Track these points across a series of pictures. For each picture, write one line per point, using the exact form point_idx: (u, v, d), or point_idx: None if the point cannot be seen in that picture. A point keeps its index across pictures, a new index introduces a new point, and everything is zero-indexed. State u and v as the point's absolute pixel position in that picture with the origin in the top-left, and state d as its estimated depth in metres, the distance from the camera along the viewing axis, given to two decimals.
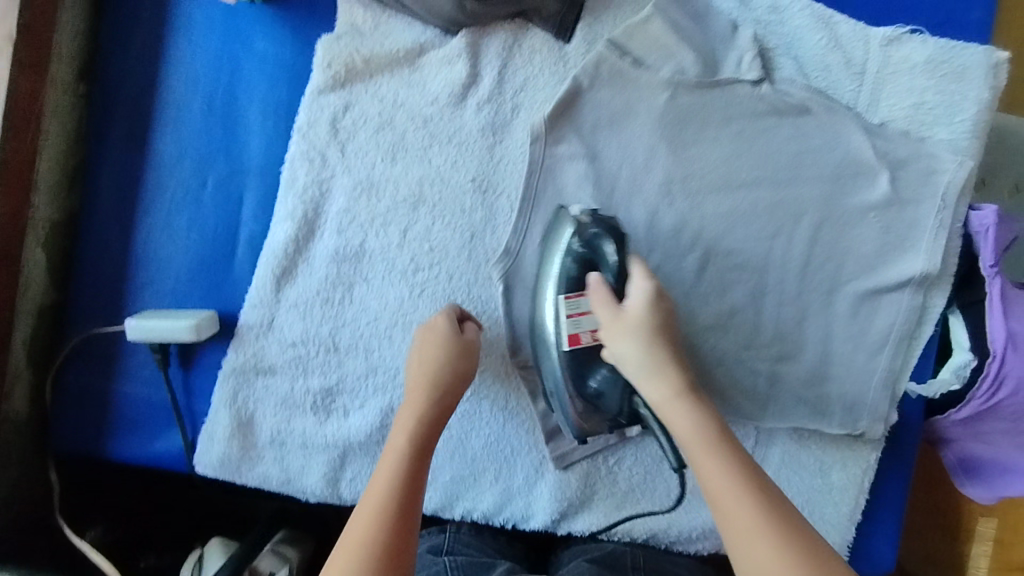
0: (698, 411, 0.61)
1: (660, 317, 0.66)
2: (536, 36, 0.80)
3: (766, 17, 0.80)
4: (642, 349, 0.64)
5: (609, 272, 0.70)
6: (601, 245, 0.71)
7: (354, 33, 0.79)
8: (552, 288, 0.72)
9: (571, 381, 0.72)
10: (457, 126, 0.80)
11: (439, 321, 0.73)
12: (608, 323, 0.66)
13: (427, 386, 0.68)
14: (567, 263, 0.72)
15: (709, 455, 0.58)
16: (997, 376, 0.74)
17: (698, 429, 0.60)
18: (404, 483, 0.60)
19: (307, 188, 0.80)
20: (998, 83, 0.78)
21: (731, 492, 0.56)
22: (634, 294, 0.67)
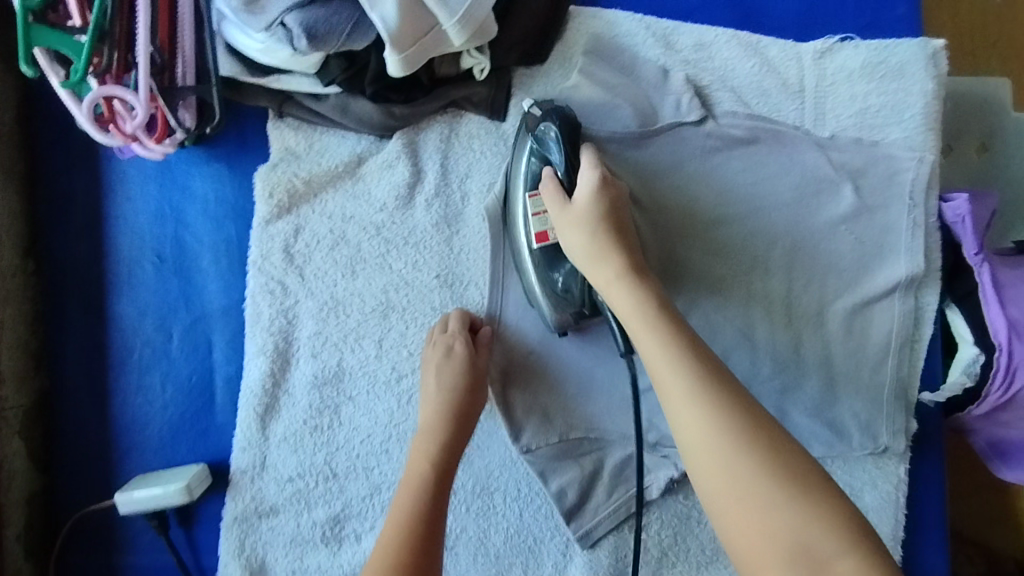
0: (639, 292, 0.62)
1: (604, 208, 0.67)
2: (471, 120, 0.78)
3: (694, 55, 0.79)
4: (585, 238, 0.66)
5: (560, 164, 0.70)
6: (546, 133, 0.71)
7: (289, 157, 0.78)
8: (519, 185, 0.73)
9: (540, 275, 0.72)
10: (410, 226, 0.79)
11: (451, 326, 0.75)
12: (557, 218, 0.69)
13: (449, 409, 0.71)
14: (528, 164, 0.73)
15: (647, 330, 0.60)
16: (1010, 366, 0.71)
17: (643, 309, 0.61)
18: (425, 509, 0.64)
19: (273, 320, 0.78)
20: (939, 71, 0.77)
21: (659, 346, 0.58)
22: (582, 184, 0.68)
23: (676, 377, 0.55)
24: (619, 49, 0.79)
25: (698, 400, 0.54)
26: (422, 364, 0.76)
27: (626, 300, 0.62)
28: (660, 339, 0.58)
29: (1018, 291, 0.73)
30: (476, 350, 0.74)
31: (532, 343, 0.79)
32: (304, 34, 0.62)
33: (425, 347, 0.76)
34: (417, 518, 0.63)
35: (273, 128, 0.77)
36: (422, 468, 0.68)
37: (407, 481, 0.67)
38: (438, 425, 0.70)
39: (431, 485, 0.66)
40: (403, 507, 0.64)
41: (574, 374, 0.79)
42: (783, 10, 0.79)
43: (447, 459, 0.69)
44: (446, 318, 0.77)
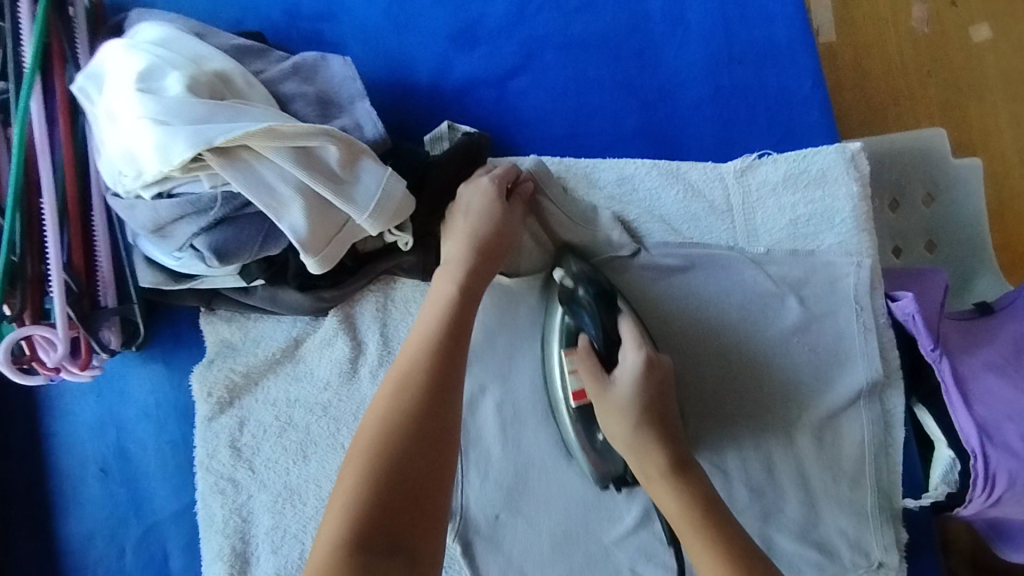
0: (686, 492, 0.61)
1: (649, 395, 0.66)
2: (405, 285, 0.78)
3: (618, 190, 0.79)
4: (630, 431, 0.65)
5: (595, 334, 0.69)
6: (581, 305, 0.70)
7: (226, 350, 0.76)
8: (555, 345, 0.74)
9: (580, 437, 0.73)
10: (358, 401, 0.76)
11: (495, 176, 0.72)
12: (595, 400, 0.67)
13: (476, 248, 0.68)
14: (562, 326, 0.74)
15: (693, 529, 0.59)
16: (987, 474, 0.68)
17: (696, 516, 0.60)
18: (450, 330, 0.62)
19: (227, 521, 0.75)
20: (862, 173, 0.78)
21: (713, 563, 0.57)
22: (625, 364, 0.67)
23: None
24: None
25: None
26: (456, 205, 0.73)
27: (671, 500, 0.62)
28: (714, 556, 0.57)
29: (983, 385, 0.72)
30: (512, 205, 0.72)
31: (497, 505, 0.76)
32: (214, 254, 0.62)
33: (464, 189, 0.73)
34: (436, 358, 0.59)
35: (205, 322, 0.76)
36: (431, 331, 0.62)
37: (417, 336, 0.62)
38: (451, 287, 0.65)
39: (440, 351, 0.60)
40: (415, 356, 0.60)
41: (545, 531, 0.75)
42: (696, 134, 0.80)
43: (470, 294, 0.66)
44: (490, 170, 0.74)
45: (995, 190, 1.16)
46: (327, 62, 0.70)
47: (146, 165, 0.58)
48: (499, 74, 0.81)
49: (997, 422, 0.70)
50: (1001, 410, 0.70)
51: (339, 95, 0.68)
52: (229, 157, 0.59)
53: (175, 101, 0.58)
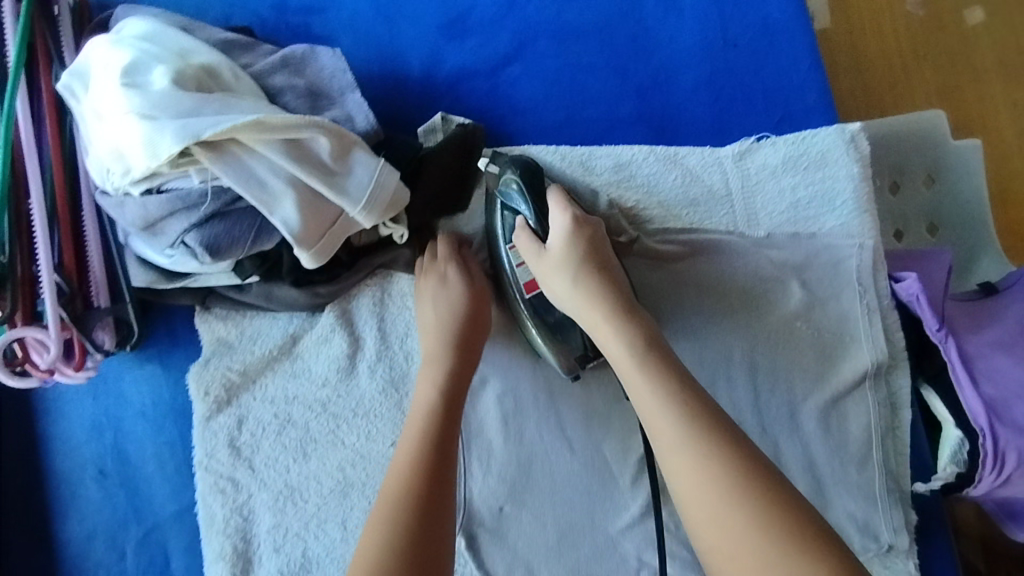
0: (620, 317, 0.62)
1: (584, 245, 0.66)
2: (401, 279, 0.77)
3: (615, 176, 0.77)
4: (568, 284, 0.65)
5: (529, 213, 0.70)
6: (508, 184, 0.71)
7: (222, 348, 0.75)
8: (501, 243, 0.73)
9: (540, 325, 0.72)
10: (357, 397, 0.76)
11: (439, 254, 0.73)
12: (537, 265, 0.68)
13: (451, 342, 0.68)
14: (501, 220, 0.73)
15: (617, 341, 0.60)
16: (998, 453, 0.67)
17: (633, 341, 0.59)
18: (438, 436, 0.61)
19: (228, 521, 0.74)
20: (862, 153, 0.77)
21: (655, 400, 0.55)
22: (556, 228, 0.67)
23: (669, 426, 0.53)
24: None
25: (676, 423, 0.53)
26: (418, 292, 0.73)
27: (608, 335, 0.61)
28: (643, 371, 0.57)
29: (990, 363, 0.71)
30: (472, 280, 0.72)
31: (500, 497, 0.75)
32: (206, 250, 0.61)
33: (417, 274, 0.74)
34: (425, 466, 0.58)
35: (200, 320, 0.75)
36: (429, 404, 0.63)
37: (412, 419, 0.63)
38: (435, 365, 0.67)
39: (430, 459, 0.59)
40: (410, 444, 0.60)
41: (550, 522, 0.75)
42: (692, 118, 0.79)
43: (454, 394, 0.65)
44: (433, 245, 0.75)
45: (993, 170, 1.16)
46: (316, 54, 0.68)
47: (133, 161, 0.57)
48: (492, 62, 0.80)
49: (1005, 401, 0.69)
50: (1010, 388, 0.69)
51: (329, 87, 0.67)
52: (218, 151, 0.58)
53: (161, 96, 0.57)
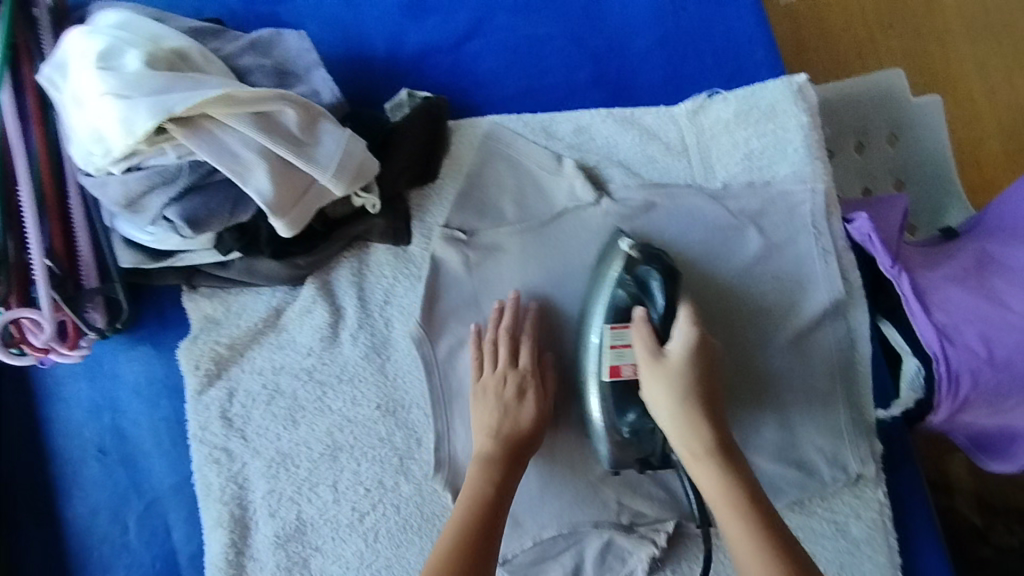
0: (752, 507, 0.58)
1: (701, 371, 0.65)
2: (378, 249, 0.80)
3: (576, 140, 0.81)
4: (672, 403, 0.64)
5: (657, 306, 0.69)
6: (650, 279, 0.70)
7: (210, 325, 0.79)
8: (598, 318, 0.72)
9: (609, 414, 0.71)
10: (341, 364, 0.79)
11: (521, 361, 0.74)
12: (649, 370, 0.67)
13: (505, 446, 0.70)
14: (613, 295, 0.72)
15: (752, 550, 0.55)
16: (950, 375, 0.71)
17: (776, 560, 0.54)
18: (485, 523, 0.64)
19: (224, 489, 0.78)
20: (810, 104, 0.80)
21: (712, 482, 0.61)
22: (678, 339, 0.67)
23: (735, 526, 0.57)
24: (504, 150, 0.81)
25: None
26: (477, 393, 0.75)
27: (741, 531, 0.57)
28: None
29: (943, 294, 0.75)
30: (534, 384, 0.74)
31: None
32: (186, 222, 0.64)
33: (486, 371, 0.75)
34: (469, 545, 0.61)
35: (187, 300, 0.79)
36: (483, 494, 0.66)
37: (460, 505, 0.66)
38: (493, 460, 0.69)
39: (474, 539, 0.62)
40: (457, 526, 0.64)
41: (533, 473, 0.78)
42: (647, 80, 0.83)
43: (503, 490, 0.68)
44: (513, 347, 0.75)
45: (963, 129, 1.20)
46: (282, 37, 0.72)
47: (112, 140, 0.61)
48: (453, 38, 0.83)
49: (956, 325, 0.72)
50: (959, 314, 0.73)
51: (295, 66, 0.71)
52: (191, 127, 0.61)
53: (134, 77, 0.60)
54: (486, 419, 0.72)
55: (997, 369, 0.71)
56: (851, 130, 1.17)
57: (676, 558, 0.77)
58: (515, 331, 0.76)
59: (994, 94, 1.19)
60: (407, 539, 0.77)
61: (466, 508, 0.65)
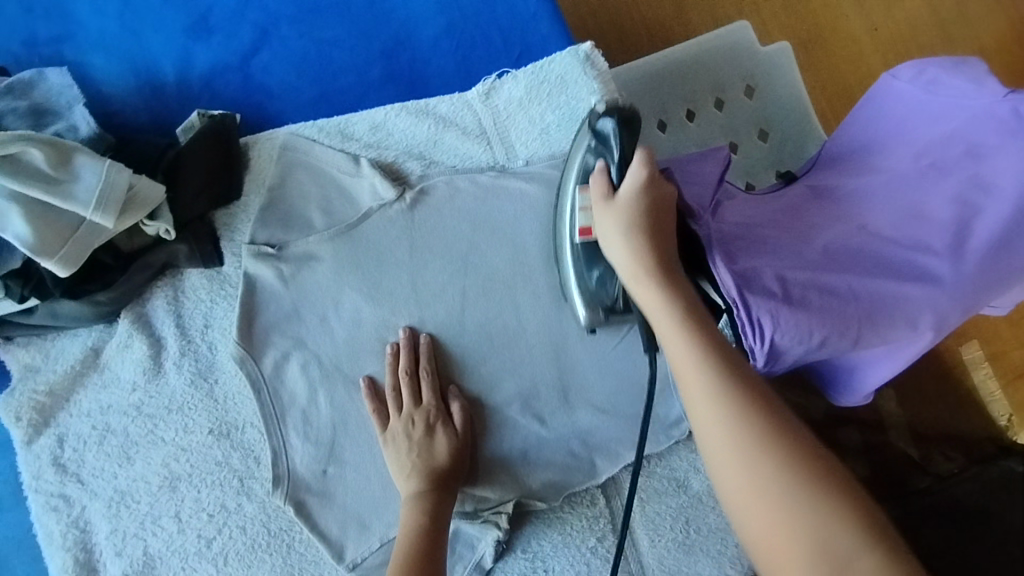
0: (698, 331, 0.55)
1: (653, 203, 0.63)
2: (192, 276, 0.80)
3: (373, 138, 0.81)
4: (629, 246, 0.63)
5: (614, 164, 0.69)
6: (606, 128, 0.70)
7: (29, 373, 0.79)
8: (571, 179, 0.74)
9: (578, 267, 0.73)
10: (168, 394, 0.79)
11: (425, 398, 0.75)
12: (601, 210, 0.66)
13: (427, 478, 0.71)
14: (584, 158, 0.73)
15: (686, 351, 0.55)
16: (752, 317, 0.71)
17: (716, 369, 0.52)
18: (426, 546, 0.65)
19: (66, 535, 0.77)
20: (600, 69, 0.81)
21: (687, 351, 0.54)
22: (631, 177, 0.65)
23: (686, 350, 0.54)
24: (301, 160, 0.80)
25: (745, 452, 0.48)
26: (387, 440, 0.74)
27: (682, 349, 0.55)
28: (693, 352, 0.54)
29: (741, 244, 0.76)
30: (445, 420, 0.75)
31: (322, 460, 0.78)
32: None
33: (393, 418, 0.74)
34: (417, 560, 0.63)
35: (4, 351, 0.79)
36: (417, 526, 0.67)
37: (402, 533, 0.67)
38: (422, 495, 0.70)
39: (418, 558, 0.64)
40: (404, 547, 0.65)
41: (374, 476, 0.77)
42: (438, 70, 0.84)
43: (439, 514, 0.69)
44: (417, 385, 0.76)
45: (851, 67, 1.24)
46: (44, 77, 0.73)
47: None
48: (240, 53, 0.83)
49: (754, 269, 0.73)
50: (759, 259, 0.74)
51: (57, 103, 0.73)
52: None
53: None
54: (404, 458, 0.72)
55: (794, 305, 0.70)
56: (711, 84, 1.16)
57: (523, 537, 0.79)
58: (417, 371, 0.76)
59: (876, 30, 1.24)
60: (257, 558, 0.77)
61: (407, 534, 0.67)
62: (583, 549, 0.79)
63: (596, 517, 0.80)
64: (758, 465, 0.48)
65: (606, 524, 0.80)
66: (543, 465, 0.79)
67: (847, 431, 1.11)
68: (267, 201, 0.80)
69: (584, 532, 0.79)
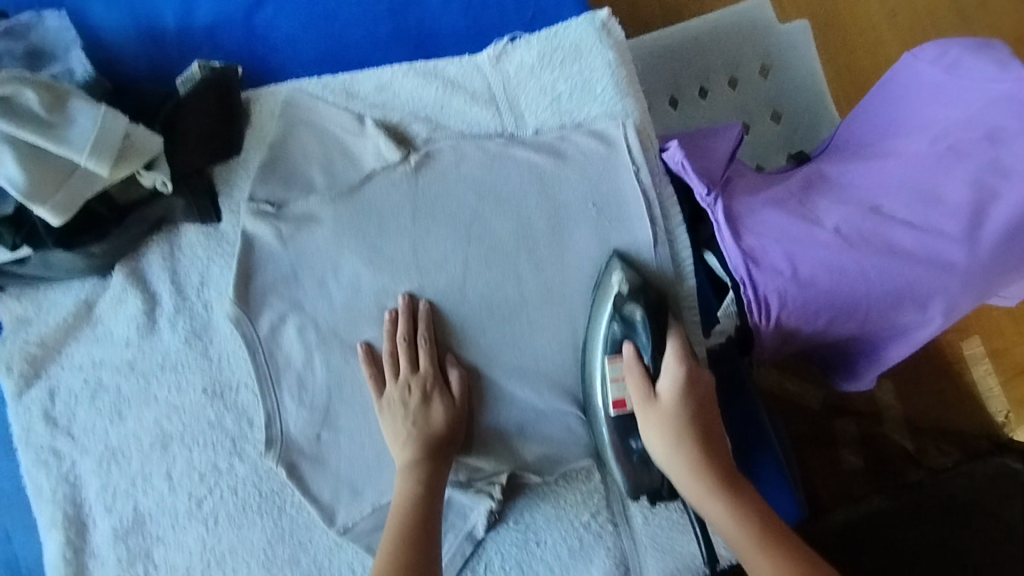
0: (751, 519, 0.59)
1: (693, 401, 0.65)
2: (189, 232, 0.78)
3: (379, 98, 0.80)
4: (671, 441, 0.64)
5: (646, 350, 0.68)
6: (634, 317, 0.69)
7: (22, 324, 0.78)
8: (599, 351, 0.72)
9: (618, 442, 0.71)
10: (162, 351, 0.78)
11: (421, 365, 0.74)
12: (643, 411, 0.67)
13: (421, 446, 0.71)
14: (607, 330, 0.71)
15: (771, 564, 0.56)
16: (758, 297, 0.72)
17: (776, 558, 0.56)
18: (421, 516, 0.66)
19: (55, 489, 0.77)
20: (617, 40, 0.78)
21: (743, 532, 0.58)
22: (671, 376, 0.66)
23: (773, 565, 0.56)
24: (304, 117, 0.79)
25: (781, 575, 0.54)
26: (383, 407, 0.73)
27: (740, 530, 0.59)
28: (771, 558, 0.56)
29: (754, 219, 0.74)
30: (439, 387, 0.73)
31: (315, 424, 0.76)
32: None
33: (389, 383, 0.73)
34: (411, 534, 0.64)
35: None
36: (411, 497, 0.68)
37: (396, 502, 0.68)
38: (416, 464, 0.70)
39: (414, 530, 0.64)
40: (399, 517, 0.66)
41: (367, 443, 0.76)
42: (448, 29, 0.82)
43: (433, 484, 0.69)
44: (413, 352, 0.74)
45: None
46: (42, 20, 0.72)
47: None
48: (245, 5, 0.81)
49: (763, 247, 0.73)
50: (770, 236, 0.73)
51: (55, 48, 0.71)
52: None
53: None
54: (399, 424, 0.72)
55: (801, 285, 0.71)
56: (726, 64, 1.13)
57: (517, 508, 0.79)
58: (414, 337, 0.74)
59: (897, 17, 1.17)
60: (248, 520, 0.77)
61: (401, 504, 0.67)
62: (577, 524, 0.78)
63: (591, 493, 0.79)
64: None
65: (602, 500, 0.78)
66: (541, 439, 0.77)
67: (843, 421, 1.11)
68: (268, 158, 0.78)
69: (578, 507, 0.78)
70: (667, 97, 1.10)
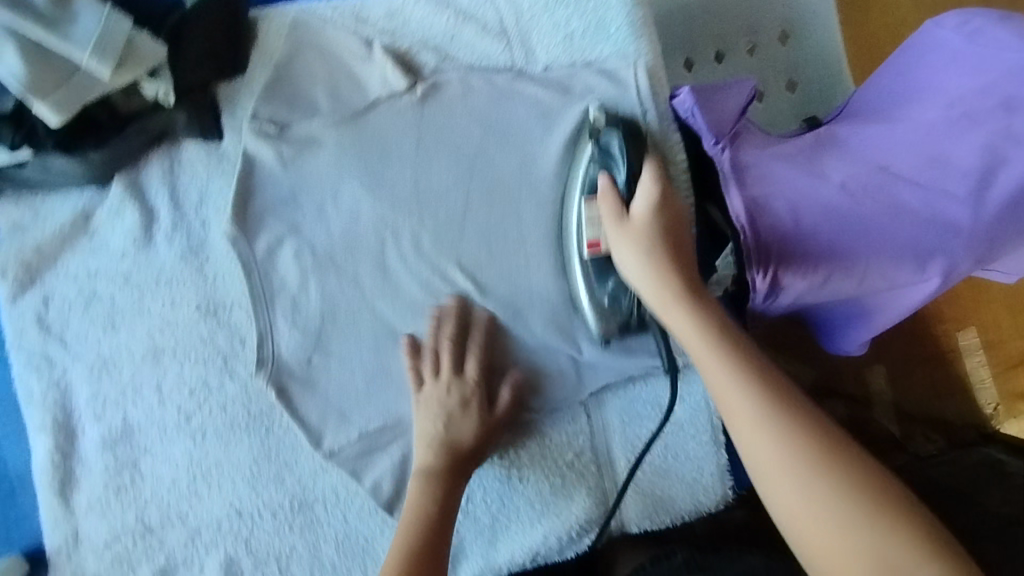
0: (728, 349, 0.57)
1: (668, 224, 0.63)
2: (190, 149, 0.78)
3: (389, 25, 0.79)
4: (640, 254, 0.63)
5: (620, 176, 0.68)
6: (610, 142, 0.70)
7: (18, 229, 0.77)
8: (576, 192, 0.72)
9: (590, 283, 0.72)
10: (157, 266, 0.78)
11: (467, 371, 0.74)
12: (612, 232, 0.66)
13: (444, 456, 0.71)
14: (586, 172, 0.72)
15: (742, 397, 0.55)
16: (758, 247, 0.70)
17: (750, 386, 0.55)
18: (431, 532, 0.66)
19: (46, 395, 0.78)
20: None
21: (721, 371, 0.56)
22: (641, 197, 0.65)
23: (743, 400, 0.55)
24: (311, 40, 0.78)
25: (755, 415, 0.54)
26: (419, 400, 0.74)
27: (722, 373, 0.56)
28: (747, 390, 0.55)
29: (759, 172, 0.73)
30: (479, 397, 0.73)
31: (307, 348, 0.77)
32: None
33: (430, 381, 0.74)
34: (419, 550, 0.65)
35: None
36: (424, 508, 0.68)
37: (410, 510, 0.69)
38: (434, 476, 0.70)
39: (421, 546, 0.65)
40: (408, 530, 0.67)
41: (357, 370, 0.77)
42: None
43: (449, 499, 0.69)
44: (458, 355, 0.75)
45: None
46: None
47: None
48: None
49: (766, 198, 0.71)
50: (774, 189, 0.72)
51: None
52: None
53: None
54: (431, 428, 0.72)
55: (800, 236, 0.71)
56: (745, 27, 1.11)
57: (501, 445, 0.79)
58: (459, 338, 0.75)
59: None
60: (236, 437, 0.78)
61: (413, 516, 0.68)
62: (560, 462, 0.79)
63: (577, 434, 0.79)
64: (776, 437, 0.53)
65: (586, 442, 0.79)
66: (530, 378, 0.77)
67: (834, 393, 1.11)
68: (272, 78, 0.77)
69: (563, 446, 0.79)
70: (682, 58, 1.07)
